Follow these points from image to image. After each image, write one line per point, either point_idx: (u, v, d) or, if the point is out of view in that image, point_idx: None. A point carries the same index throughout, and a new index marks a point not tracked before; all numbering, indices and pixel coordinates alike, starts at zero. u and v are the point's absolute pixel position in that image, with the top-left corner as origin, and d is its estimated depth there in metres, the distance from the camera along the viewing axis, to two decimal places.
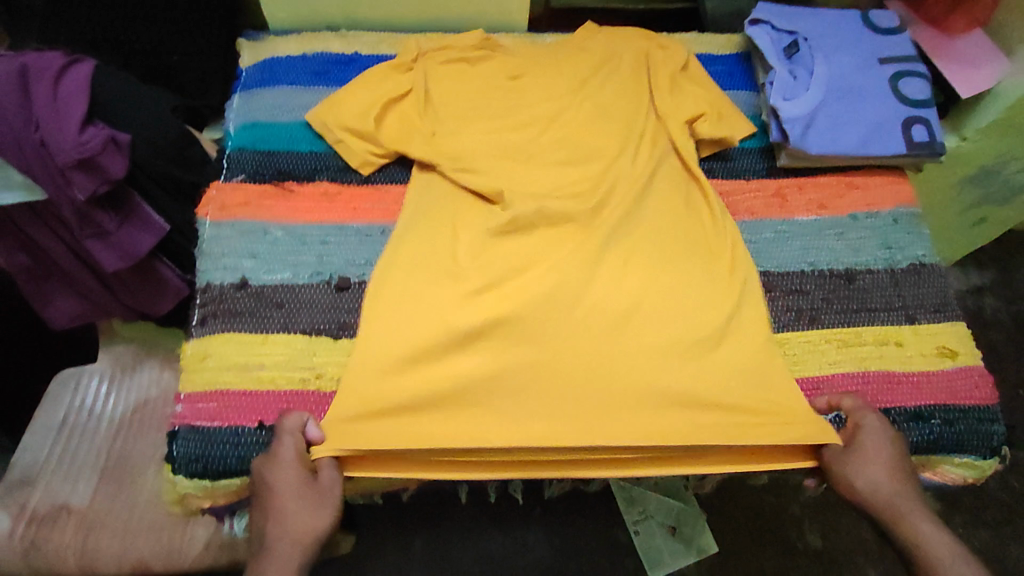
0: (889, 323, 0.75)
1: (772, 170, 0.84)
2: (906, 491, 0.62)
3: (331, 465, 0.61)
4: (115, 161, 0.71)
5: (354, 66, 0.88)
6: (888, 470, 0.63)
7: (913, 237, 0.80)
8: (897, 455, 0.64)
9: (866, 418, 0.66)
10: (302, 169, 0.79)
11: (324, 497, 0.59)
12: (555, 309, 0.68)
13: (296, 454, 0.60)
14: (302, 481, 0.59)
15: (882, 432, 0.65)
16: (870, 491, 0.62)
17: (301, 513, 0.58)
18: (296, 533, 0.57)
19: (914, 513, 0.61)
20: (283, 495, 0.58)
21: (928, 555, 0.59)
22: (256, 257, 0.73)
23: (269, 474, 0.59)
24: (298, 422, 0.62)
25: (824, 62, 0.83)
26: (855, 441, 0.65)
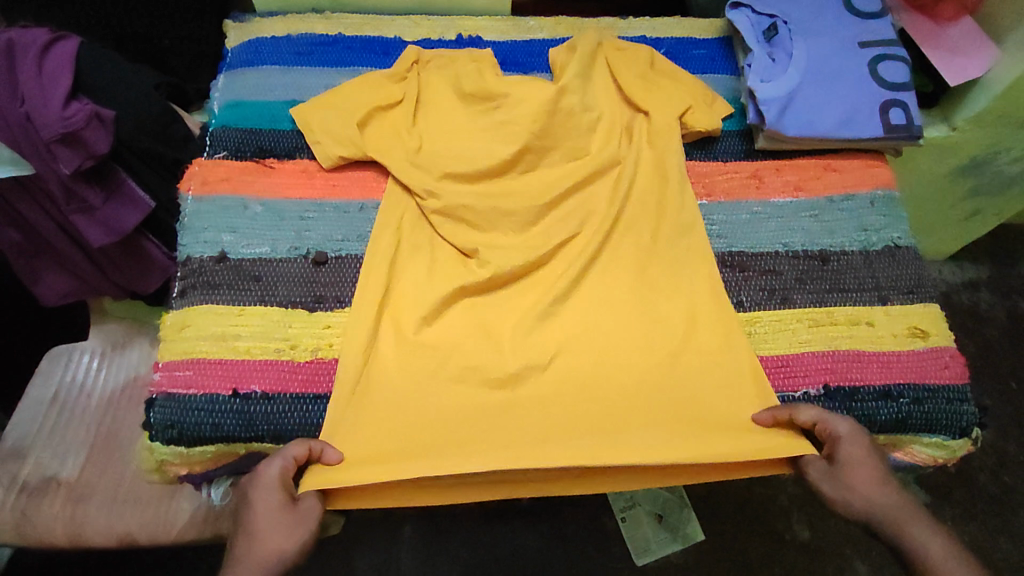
0: (861, 303, 0.75)
1: (750, 153, 0.85)
2: (899, 497, 0.60)
3: (314, 496, 0.61)
4: (98, 136, 0.72)
5: (338, 47, 0.89)
6: (876, 477, 0.61)
7: (890, 220, 0.81)
8: (878, 457, 0.63)
9: (838, 427, 0.63)
10: (283, 148, 0.80)
11: (300, 523, 0.59)
12: (526, 296, 0.73)
13: (281, 476, 0.60)
14: (280, 504, 0.59)
15: (859, 435, 0.63)
16: (862, 503, 0.61)
17: (272, 536, 0.57)
18: (262, 559, 0.56)
19: (909, 518, 0.59)
20: (259, 516, 0.58)
21: (927, 557, 0.57)
22: (236, 231, 0.74)
23: (252, 495, 0.59)
24: (302, 449, 0.61)
25: (803, 44, 0.84)
26: (835, 453, 0.63)
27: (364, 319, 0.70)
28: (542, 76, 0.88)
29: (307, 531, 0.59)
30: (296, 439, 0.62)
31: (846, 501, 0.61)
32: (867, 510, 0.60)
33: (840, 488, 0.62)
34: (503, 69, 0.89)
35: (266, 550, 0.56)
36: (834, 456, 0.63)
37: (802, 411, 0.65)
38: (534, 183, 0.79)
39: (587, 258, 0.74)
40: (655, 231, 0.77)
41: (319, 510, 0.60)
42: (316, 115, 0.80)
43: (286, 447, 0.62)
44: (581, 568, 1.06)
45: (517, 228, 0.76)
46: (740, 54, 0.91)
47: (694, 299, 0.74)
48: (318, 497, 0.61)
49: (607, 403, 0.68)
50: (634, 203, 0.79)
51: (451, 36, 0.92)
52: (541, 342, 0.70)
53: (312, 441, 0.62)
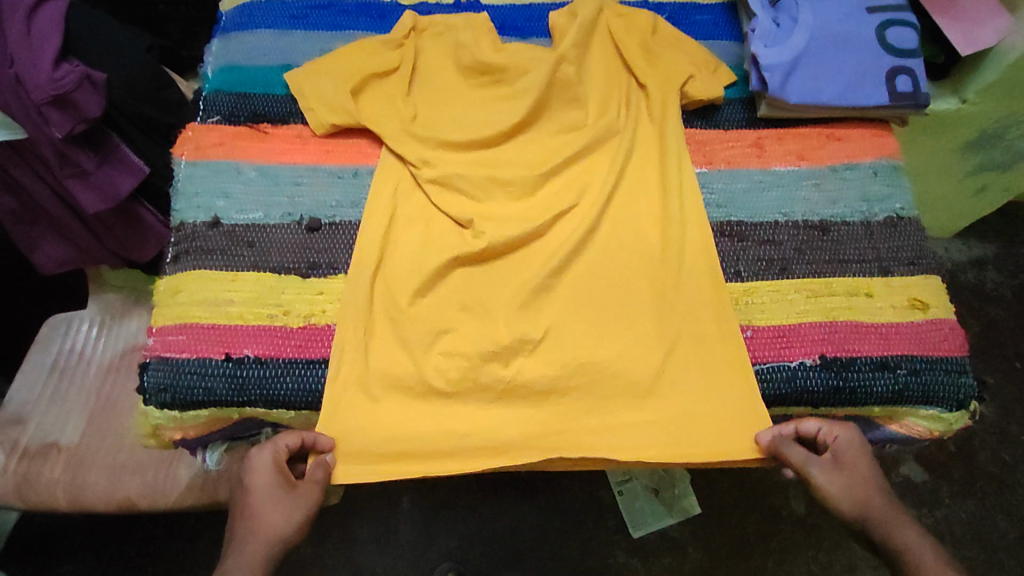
0: (861, 274, 0.74)
1: (752, 121, 0.83)
2: (889, 502, 0.61)
3: (313, 486, 0.60)
4: (91, 99, 0.72)
5: (334, 10, 0.87)
6: (870, 481, 0.62)
7: (893, 190, 0.79)
8: (874, 463, 0.64)
9: (841, 434, 0.64)
10: (277, 112, 0.79)
11: (296, 504, 0.60)
12: (523, 264, 0.71)
13: (273, 461, 0.60)
14: (277, 487, 0.60)
15: (860, 444, 0.64)
16: (858, 501, 0.61)
17: (270, 516, 0.58)
18: (262, 539, 0.57)
19: (898, 522, 0.60)
20: (256, 498, 0.59)
21: (920, 560, 0.58)
22: (229, 197, 0.73)
23: (246, 479, 0.60)
24: (296, 438, 0.62)
25: (809, 10, 0.82)
26: (836, 453, 0.63)
27: (359, 287, 0.68)
28: (540, 42, 0.87)
29: (303, 512, 0.60)
30: (288, 431, 0.63)
31: (842, 498, 0.61)
32: (862, 510, 0.60)
33: (837, 484, 0.61)
34: (501, 34, 0.87)
35: (266, 532, 0.58)
36: (834, 456, 0.63)
37: (806, 420, 0.65)
38: (531, 153, 0.77)
39: (583, 227, 0.72)
40: (654, 201, 0.76)
41: (316, 494, 0.60)
42: (309, 80, 0.79)
43: (278, 437, 0.62)
44: (578, 541, 1.08)
45: (514, 197, 0.74)
46: (744, 19, 0.89)
47: (694, 269, 0.72)
48: (318, 483, 0.60)
49: (604, 376, 0.66)
50: (632, 172, 0.78)
51: None
52: (536, 313, 0.68)
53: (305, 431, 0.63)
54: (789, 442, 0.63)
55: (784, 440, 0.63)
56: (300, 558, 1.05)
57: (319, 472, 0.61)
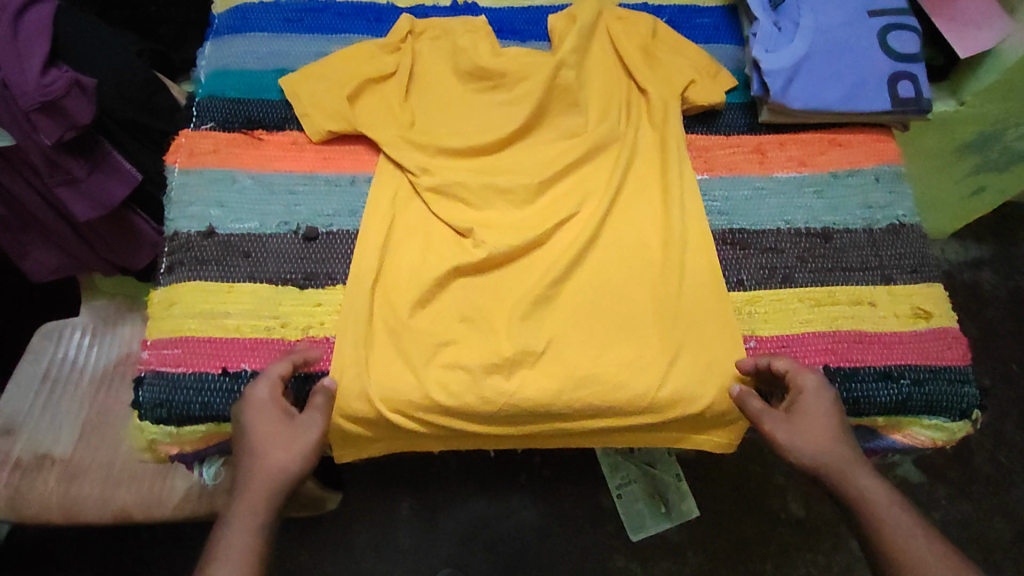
0: (864, 282, 0.73)
1: (754, 126, 0.82)
2: (848, 449, 0.60)
3: (314, 413, 0.60)
4: (81, 106, 0.70)
5: (328, 13, 0.85)
6: (829, 428, 0.60)
7: (895, 197, 0.79)
8: (837, 411, 0.62)
9: (806, 379, 0.62)
10: (271, 119, 0.77)
11: (299, 435, 0.58)
12: (524, 274, 0.70)
13: (272, 394, 0.59)
14: (277, 421, 0.58)
15: (825, 391, 0.62)
16: (814, 454, 0.59)
17: (272, 451, 0.57)
18: (263, 475, 0.56)
19: (855, 469, 0.59)
20: (258, 436, 0.57)
21: (877, 510, 0.57)
22: (223, 206, 0.72)
23: (245, 417, 0.58)
24: (286, 364, 0.61)
25: (810, 14, 0.82)
26: (797, 403, 0.62)
27: (358, 297, 0.67)
28: (539, 45, 0.85)
29: (309, 442, 0.58)
30: (279, 358, 0.63)
31: (798, 452, 0.59)
32: (817, 461, 0.59)
33: (793, 437, 0.60)
34: (499, 38, 0.85)
35: (274, 467, 0.56)
36: (793, 407, 0.62)
37: (778, 358, 0.64)
38: (530, 161, 0.76)
39: (584, 236, 0.71)
40: (656, 209, 0.75)
41: (320, 421, 0.59)
42: (305, 86, 0.77)
43: (267, 369, 0.61)
44: (577, 546, 1.07)
45: (514, 206, 0.73)
46: (744, 22, 0.88)
47: (698, 278, 0.71)
48: (320, 409, 0.60)
49: (608, 390, 0.65)
50: (634, 179, 0.77)
51: (446, 3, 0.88)
52: (538, 324, 0.67)
53: (291, 355, 0.63)
54: (751, 398, 0.63)
55: (745, 396, 0.63)
56: (297, 565, 1.04)
57: (318, 398, 0.61)
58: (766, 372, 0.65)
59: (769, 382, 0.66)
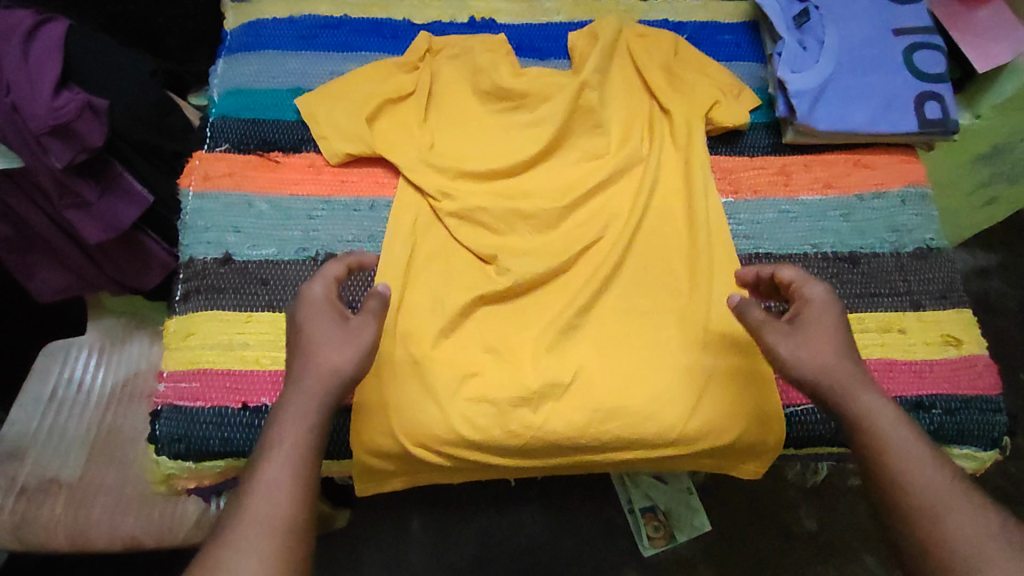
0: (893, 308, 0.72)
1: (777, 147, 0.81)
2: (853, 364, 0.58)
3: (367, 317, 0.59)
4: (92, 128, 0.68)
5: (344, 30, 0.84)
6: (834, 340, 0.59)
7: (922, 219, 0.78)
8: (844, 324, 0.60)
9: (812, 290, 0.61)
10: (288, 141, 0.76)
11: (355, 338, 0.58)
12: (549, 301, 0.68)
13: (326, 295, 0.60)
14: (330, 322, 0.58)
15: (832, 304, 0.61)
16: (814, 363, 0.58)
17: (329, 352, 0.57)
18: (320, 373, 0.56)
19: (857, 384, 0.58)
20: (310, 333, 0.58)
21: (874, 423, 0.56)
22: (240, 232, 0.70)
23: (300, 315, 0.59)
24: (341, 268, 0.62)
25: (834, 32, 0.81)
26: (802, 314, 0.60)
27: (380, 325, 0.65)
28: (559, 64, 0.84)
29: (361, 345, 0.57)
30: (333, 262, 0.63)
31: (796, 360, 0.59)
32: (816, 371, 0.58)
33: (794, 347, 0.59)
34: (518, 56, 0.84)
35: (323, 366, 0.56)
36: (799, 317, 0.61)
37: (785, 268, 0.64)
38: (552, 184, 0.74)
39: (609, 262, 0.70)
40: (681, 234, 0.74)
41: (372, 324, 0.58)
42: (322, 107, 0.76)
43: (323, 270, 0.62)
44: (591, 565, 1.05)
45: (537, 230, 0.72)
46: (767, 40, 0.86)
47: (729, 304, 0.69)
48: (374, 312, 0.59)
49: (638, 424, 0.63)
50: (657, 202, 0.75)
51: (463, 19, 0.86)
52: (564, 355, 0.65)
53: (348, 260, 0.64)
54: (753, 306, 0.61)
55: (747, 303, 0.62)
56: None
57: (373, 303, 0.60)
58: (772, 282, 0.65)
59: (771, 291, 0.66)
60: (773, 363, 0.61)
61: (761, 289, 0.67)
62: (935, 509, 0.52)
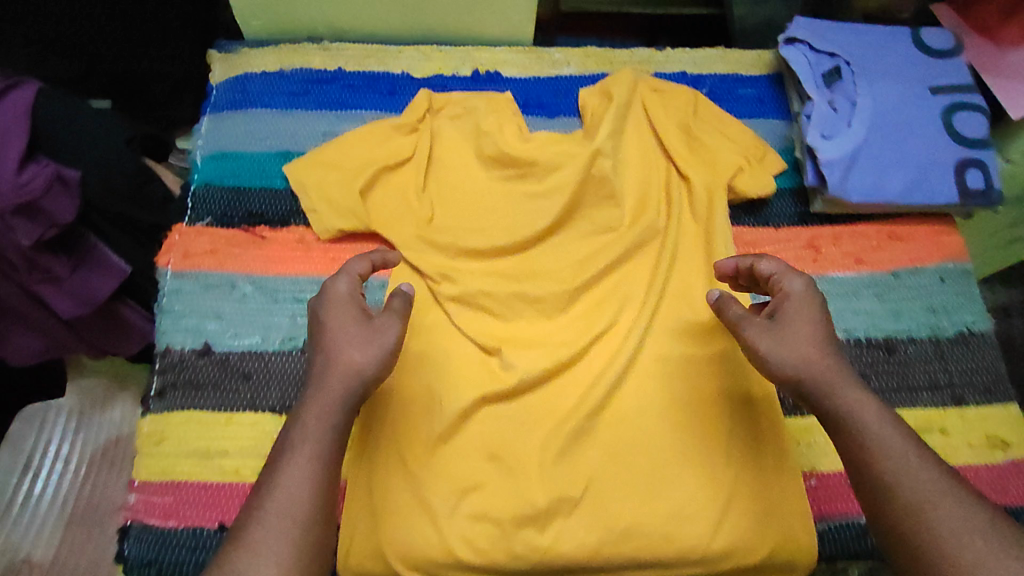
0: (932, 404, 0.66)
1: (805, 216, 0.75)
2: (835, 360, 0.54)
3: (393, 316, 0.56)
4: (61, 203, 0.63)
5: (337, 86, 0.78)
6: (816, 336, 0.54)
7: (962, 300, 0.72)
8: (826, 318, 0.56)
9: (792, 284, 0.56)
10: (275, 213, 0.70)
11: (377, 337, 0.55)
12: (559, 399, 0.62)
13: (350, 292, 0.57)
14: (353, 320, 0.56)
15: (813, 296, 0.56)
16: (795, 362, 0.54)
17: (351, 351, 0.54)
18: (340, 372, 0.53)
19: (842, 382, 0.53)
20: (334, 329, 0.55)
21: (859, 422, 0.52)
22: (221, 318, 0.65)
23: (323, 310, 0.56)
24: (365, 264, 0.59)
25: (867, 93, 0.75)
26: (781, 309, 0.56)
27: (376, 427, 0.61)
28: (569, 122, 0.78)
29: (383, 346, 0.55)
30: (356, 257, 0.60)
31: (778, 360, 0.54)
32: (799, 371, 0.54)
33: (775, 345, 0.54)
34: (525, 114, 0.78)
35: (347, 365, 0.53)
36: (778, 313, 0.56)
37: (764, 260, 0.59)
38: (561, 262, 0.69)
39: (624, 354, 0.64)
40: (702, 318, 0.67)
41: (396, 324, 0.56)
42: (312, 177, 0.70)
43: (345, 265, 0.59)
44: None
45: (544, 316, 0.66)
46: (793, 96, 0.80)
47: (751, 401, 0.64)
48: (398, 312, 0.56)
49: (654, 543, 0.58)
50: (676, 281, 0.69)
51: (466, 71, 0.80)
52: (575, 462, 0.60)
53: (370, 254, 0.60)
54: (731, 303, 0.58)
55: (726, 299, 0.58)
56: None
57: (396, 302, 0.58)
58: (750, 274, 0.60)
59: (751, 284, 0.61)
60: (754, 361, 0.56)
61: (739, 282, 0.62)
62: (923, 510, 0.48)
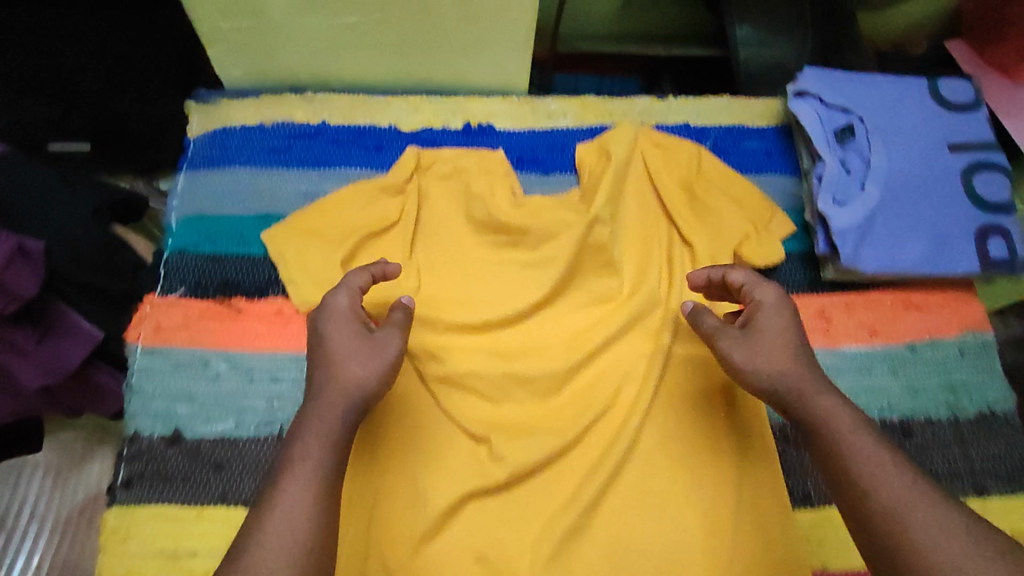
0: (952, 494, 0.63)
1: (815, 283, 0.71)
2: (809, 370, 0.52)
3: (393, 329, 0.55)
4: (23, 277, 0.59)
5: (321, 141, 0.74)
6: (789, 344, 0.52)
7: (984, 376, 0.67)
8: (800, 326, 0.54)
9: (762, 292, 0.55)
10: (253, 283, 0.66)
11: (378, 352, 0.54)
12: (553, 491, 0.59)
13: (351, 307, 0.56)
14: (354, 335, 0.54)
15: (785, 304, 0.54)
16: (771, 372, 0.51)
17: (352, 367, 0.52)
18: (343, 390, 0.51)
19: (816, 390, 0.51)
20: (334, 344, 0.53)
21: (835, 429, 0.49)
22: (192, 401, 0.62)
23: (324, 325, 0.55)
24: (365, 276, 0.58)
25: (882, 152, 0.70)
26: (754, 319, 0.54)
27: (354, 525, 0.57)
28: (565, 180, 0.74)
29: (384, 361, 0.53)
30: (357, 269, 0.59)
31: (752, 372, 0.52)
32: (774, 382, 0.51)
33: (749, 355, 0.53)
34: (518, 172, 0.74)
35: (347, 381, 0.51)
36: (750, 322, 0.54)
37: (735, 270, 0.58)
38: (556, 337, 0.65)
39: (621, 441, 0.60)
40: (706, 399, 0.63)
41: (397, 337, 0.55)
42: (293, 245, 0.66)
43: (346, 278, 0.58)
44: None
45: (537, 397, 0.62)
46: (801, 151, 0.75)
47: (758, 494, 0.60)
48: (399, 327, 0.55)
49: None
50: (678, 357, 0.65)
51: (457, 124, 0.76)
52: (568, 564, 0.56)
53: (370, 267, 0.59)
54: (705, 314, 0.57)
55: (699, 310, 0.57)
56: None
57: (396, 316, 0.57)
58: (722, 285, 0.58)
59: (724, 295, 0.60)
60: (731, 374, 0.55)
61: (712, 292, 0.61)
62: (899, 518, 0.44)
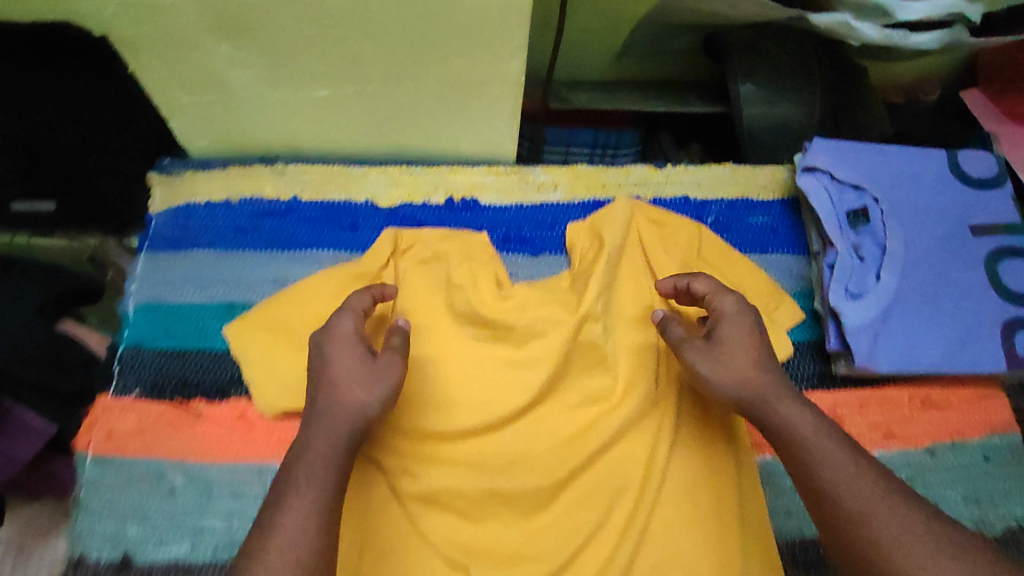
0: None
1: (825, 377, 0.65)
2: (773, 377, 0.53)
3: (395, 353, 0.54)
4: None
5: (291, 220, 0.68)
6: (752, 354, 0.53)
7: (1010, 486, 0.62)
8: (761, 334, 0.55)
9: (723, 303, 0.56)
10: (213, 383, 0.61)
11: (380, 376, 0.52)
12: None
13: (356, 330, 0.54)
14: (357, 359, 0.53)
15: (745, 313, 0.55)
16: (735, 383, 0.53)
17: (353, 388, 0.51)
18: (345, 411, 0.50)
19: (778, 396, 0.52)
20: (338, 368, 0.52)
21: (798, 435, 0.49)
22: (144, 520, 0.57)
23: (328, 347, 0.53)
24: (367, 300, 0.57)
25: (897, 237, 0.65)
26: (716, 330, 0.55)
27: None
28: (555, 262, 0.69)
29: (386, 385, 0.52)
30: (357, 291, 0.58)
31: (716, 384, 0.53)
32: (738, 392, 0.53)
33: (714, 366, 0.54)
34: (502, 253, 0.69)
35: (348, 406, 0.50)
36: (713, 333, 0.55)
37: (699, 278, 0.59)
38: (545, 445, 0.59)
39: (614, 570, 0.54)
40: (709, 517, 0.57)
41: (398, 362, 0.53)
42: (256, 343, 0.61)
43: (348, 301, 0.57)
44: None
45: (522, 516, 0.57)
46: (810, 229, 0.70)
47: None
48: (398, 351, 0.54)
49: None
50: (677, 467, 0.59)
51: (438, 198, 0.71)
52: None
53: (370, 288, 0.59)
54: (673, 324, 0.58)
55: (668, 320, 0.58)
56: None
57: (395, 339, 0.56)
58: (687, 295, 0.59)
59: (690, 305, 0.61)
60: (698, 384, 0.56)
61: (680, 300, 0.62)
62: (863, 519, 0.45)
